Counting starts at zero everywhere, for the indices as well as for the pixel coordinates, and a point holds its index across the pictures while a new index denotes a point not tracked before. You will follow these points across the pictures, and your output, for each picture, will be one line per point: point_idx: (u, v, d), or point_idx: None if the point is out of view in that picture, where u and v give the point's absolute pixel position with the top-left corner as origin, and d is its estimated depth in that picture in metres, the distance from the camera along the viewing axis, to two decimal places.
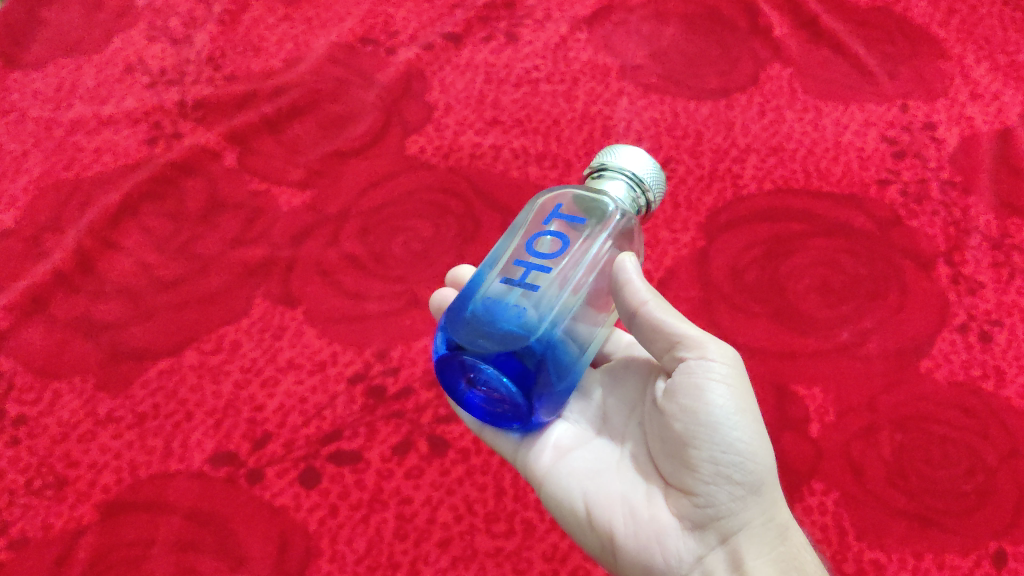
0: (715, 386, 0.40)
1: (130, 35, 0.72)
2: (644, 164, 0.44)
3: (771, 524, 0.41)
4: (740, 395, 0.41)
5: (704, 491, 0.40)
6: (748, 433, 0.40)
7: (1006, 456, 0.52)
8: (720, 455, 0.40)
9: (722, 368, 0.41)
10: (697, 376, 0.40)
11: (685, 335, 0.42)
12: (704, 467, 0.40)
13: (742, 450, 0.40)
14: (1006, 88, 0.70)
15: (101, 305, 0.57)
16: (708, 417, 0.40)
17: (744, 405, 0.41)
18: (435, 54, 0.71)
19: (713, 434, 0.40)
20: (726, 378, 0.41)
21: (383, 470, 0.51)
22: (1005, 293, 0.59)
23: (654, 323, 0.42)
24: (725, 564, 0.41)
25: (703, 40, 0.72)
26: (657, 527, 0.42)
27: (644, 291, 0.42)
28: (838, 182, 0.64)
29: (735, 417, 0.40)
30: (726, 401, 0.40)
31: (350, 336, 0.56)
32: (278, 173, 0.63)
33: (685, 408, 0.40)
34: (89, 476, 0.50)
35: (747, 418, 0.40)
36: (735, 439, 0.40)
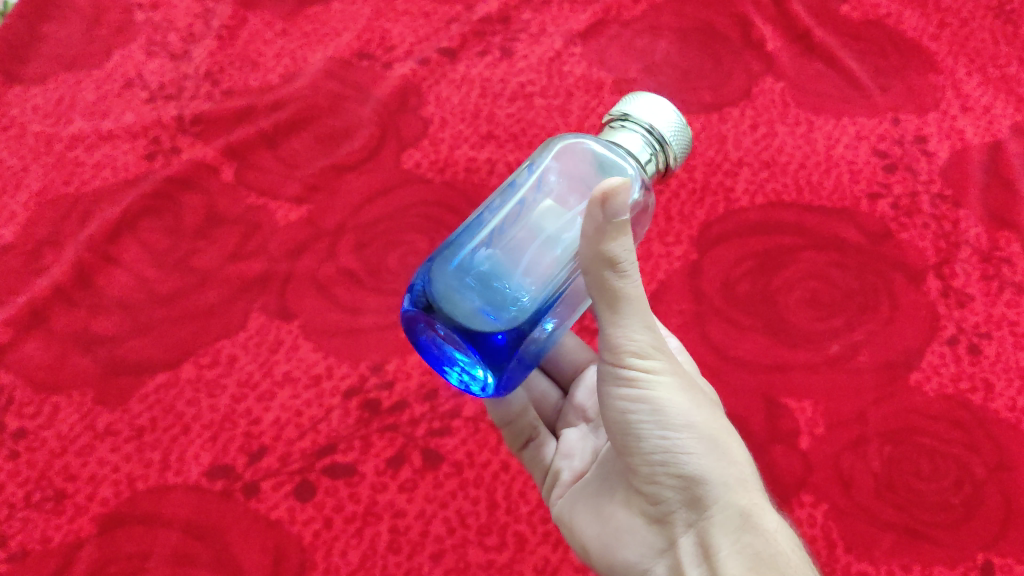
0: (631, 394, 0.39)
1: (129, 51, 0.73)
2: (671, 121, 0.41)
3: (732, 510, 0.38)
4: (661, 390, 0.39)
5: (653, 492, 0.40)
6: (674, 427, 0.39)
7: (994, 468, 0.53)
8: (650, 458, 0.39)
9: (638, 365, 0.38)
10: (619, 383, 0.39)
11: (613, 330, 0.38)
12: (644, 470, 0.40)
13: (671, 448, 0.39)
14: (997, 101, 0.70)
15: (99, 319, 0.58)
16: (634, 421, 0.39)
17: (670, 398, 0.39)
18: (431, 69, 0.72)
19: (638, 440, 0.39)
20: (645, 378, 0.39)
21: (377, 483, 0.51)
22: (993, 306, 0.59)
23: (605, 293, 0.36)
24: (689, 559, 0.39)
25: (696, 55, 0.73)
26: (619, 524, 0.43)
27: (605, 254, 0.35)
28: (829, 196, 0.65)
29: (655, 416, 0.39)
30: (641, 404, 0.39)
31: (345, 350, 0.56)
32: (275, 188, 0.64)
33: (614, 416, 0.40)
34: (87, 489, 0.51)
35: (671, 412, 0.39)
36: (659, 442, 0.39)
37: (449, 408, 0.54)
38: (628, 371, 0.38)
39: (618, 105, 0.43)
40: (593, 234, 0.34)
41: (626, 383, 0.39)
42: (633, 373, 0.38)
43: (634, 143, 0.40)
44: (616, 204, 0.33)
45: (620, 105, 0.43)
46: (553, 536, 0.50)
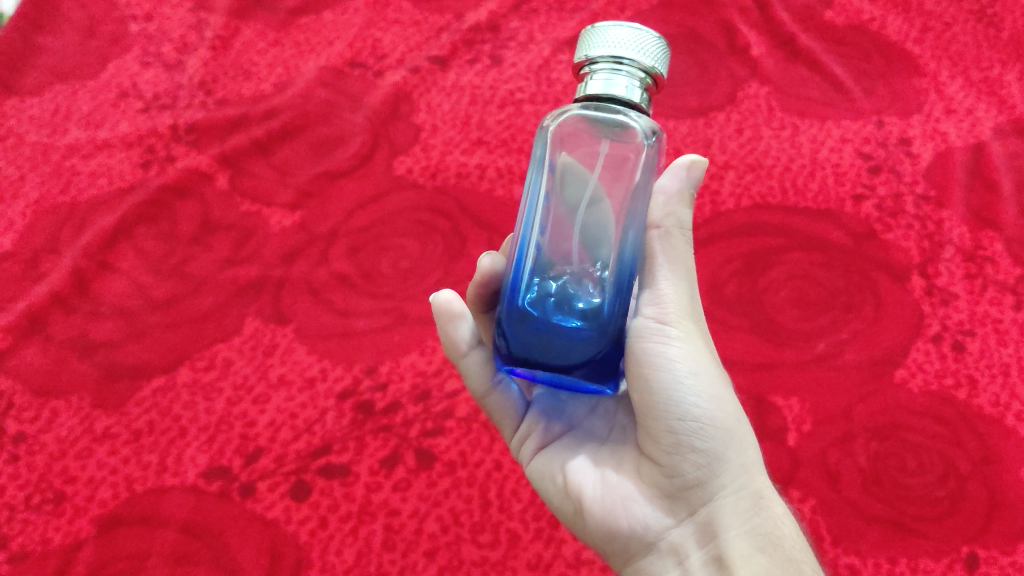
0: (670, 355, 0.39)
1: (124, 61, 0.74)
2: (648, 45, 0.38)
3: (744, 493, 0.41)
4: (695, 355, 0.40)
5: (669, 463, 0.40)
6: (705, 398, 0.40)
7: (979, 462, 0.54)
8: (678, 423, 0.40)
9: (678, 324, 0.40)
10: (650, 344, 0.39)
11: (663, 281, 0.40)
12: (667, 437, 0.40)
13: (702, 415, 0.39)
14: (980, 103, 0.71)
15: (97, 325, 0.58)
16: (667, 380, 0.39)
17: (704, 368, 0.40)
18: (421, 77, 0.73)
19: (667, 402, 0.39)
20: (684, 337, 0.40)
21: (371, 483, 0.52)
22: (977, 304, 0.60)
23: (666, 257, 0.40)
24: (696, 537, 0.41)
25: (682, 61, 0.74)
26: (622, 493, 0.42)
27: (668, 215, 0.40)
28: (815, 198, 0.66)
29: (692, 379, 0.39)
30: (679, 363, 0.39)
31: (339, 352, 0.57)
32: (269, 195, 0.65)
33: (636, 377, 0.40)
34: (86, 491, 0.52)
35: (702, 380, 0.40)
36: (693, 407, 0.39)
37: (442, 408, 0.55)
38: (670, 327, 0.40)
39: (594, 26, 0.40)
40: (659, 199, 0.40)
41: (664, 342, 0.39)
42: (673, 330, 0.40)
43: (620, 75, 0.38)
44: (692, 173, 0.40)
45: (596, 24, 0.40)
46: (545, 533, 0.50)
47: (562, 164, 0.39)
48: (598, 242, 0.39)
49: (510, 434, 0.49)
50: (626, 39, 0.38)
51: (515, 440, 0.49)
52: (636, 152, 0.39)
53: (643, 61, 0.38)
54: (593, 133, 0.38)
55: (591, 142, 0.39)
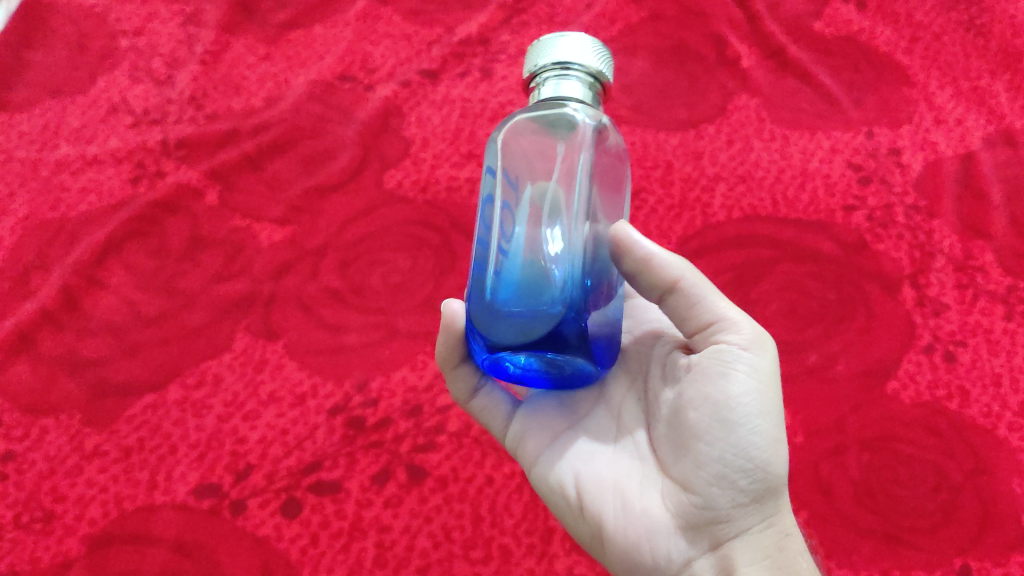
0: (738, 387, 0.39)
1: (114, 76, 0.74)
2: (591, 51, 0.40)
3: (769, 530, 0.41)
4: (767, 395, 0.39)
5: (705, 493, 0.39)
6: (764, 437, 0.39)
7: (971, 473, 0.54)
8: (731, 458, 0.39)
9: (755, 360, 0.39)
10: (721, 364, 0.39)
11: (726, 318, 0.40)
12: (712, 468, 0.39)
13: (757, 456, 0.39)
14: (969, 113, 0.72)
15: (86, 342, 0.58)
16: (726, 409, 0.39)
17: (768, 404, 0.39)
18: (412, 90, 0.73)
19: (728, 434, 0.39)
20: (758, 373, 0.39)
21: (362, 499, 0.52)
22: (968, 314, 0.60)
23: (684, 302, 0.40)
24: (715, 570, 0.40)
25: (672, 73, 0.75)
26: (646, 524, 0.41)
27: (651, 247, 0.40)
28: (805, 210, 0.66)
29: (756, 418, 0.39)
30: (747, 399, 0.39)
31: (330, 368, 0.57)
32: (259, 210, 0.65)
33: (700, 397, 0.39)
34: (76, 509, 0.52)
35: (767, 420, 0.39)
36: (751, 445, 0.39)
37: (433, 423, 0.54)
38: (743, 361, 0.39)
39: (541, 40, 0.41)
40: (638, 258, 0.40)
41: (733, 368, 0.39)
42: (746, 365, 0.39)
43: (570, 77, 0.39)
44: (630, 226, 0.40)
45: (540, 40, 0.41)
46: (537, 548, 0.50)
47: (515, 163, 0.39)
48: (556, 225, 0.38)
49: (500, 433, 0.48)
50: (570, 45, 0.40)
51: (510, 438, 0.48)
52: (588, 150, 0.39)
53: (588, 66, 0.40)
54: (540, 133, 0.39)
55: (543, 144, 0.39)
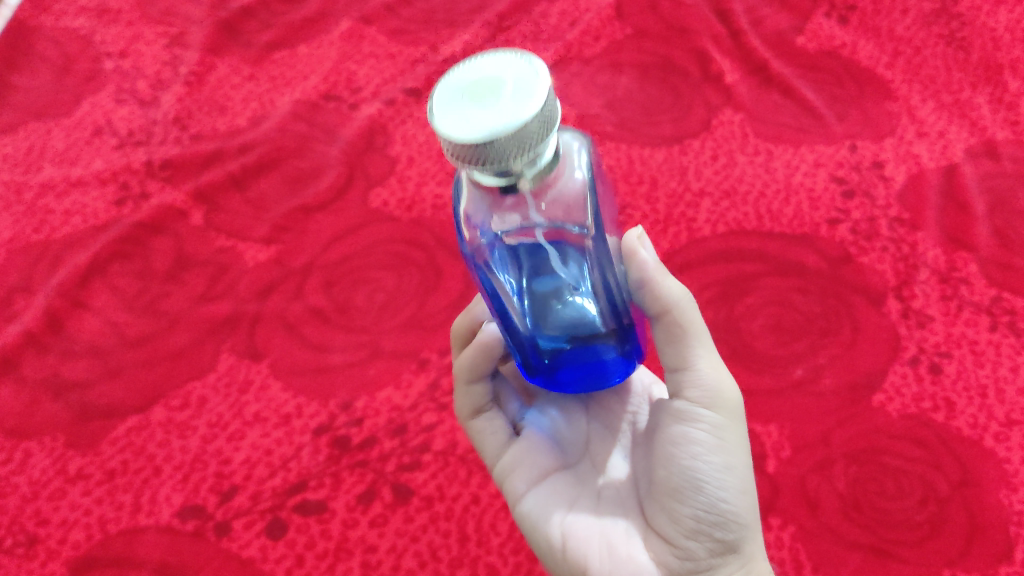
0: (705, 442, 0.40)
1: (98, 98, 0.76)
2: (530, 133, 0.29)
3: None
4: (733, 450, 0.40)
5: (684, 545, 0.40)
6: (732, 492, 0.39)
7: (958, 485, 0.53)
8: (703, 511, 0.39)
9: (720, 416, 0.40)
10: (685, 425, 0.40)
11: (697, 369, 0.40)
12: (688, 522, 0.40)
13: (728, 510, 0.39)
14: (951, 125, 0.71)
15: (70, 365, 0.58)
16: (689, 468, 0.39)
17: (734, 459, 0.40)
18: (396, 109, 0.73)
19: (695, 493, 0.39)
20: (720, 432, 0.40)
21: (348, 519, 0.51)
22: (953, 326, 0.60)
23: (684, 332, 0.40)
24: None
25: (656, 89, 0.75)
26: (633, 568, 0.41)
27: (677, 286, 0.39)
28: (790, 223, 0.66)
29: (721, 476, 0.39)
30: (710, 457, 0.39)
31: (315, 388, 0.57)
32: (244, 230, 0.65)
33: (669, 457, 0.41)
34: (59, 533, 0.51)
35: (734, 476, 0.40)
36: (720, 499, 0.39)
37: (419, 442, 0.54)
38: (703, 417, 0.40)
39: (499, 135, 0.28)
40: (654, 277, 0.38)
41: (692, 426, 0.40)
42: (706, 423, 0.40)
43: (545, 165, 0.31)
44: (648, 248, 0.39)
45: (495, 134, 0.28)
46: (524, 566, 0.49)
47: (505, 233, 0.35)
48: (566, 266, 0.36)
49: (492, 461, 0.48)
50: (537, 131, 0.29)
51: (497, 468, 0.47)
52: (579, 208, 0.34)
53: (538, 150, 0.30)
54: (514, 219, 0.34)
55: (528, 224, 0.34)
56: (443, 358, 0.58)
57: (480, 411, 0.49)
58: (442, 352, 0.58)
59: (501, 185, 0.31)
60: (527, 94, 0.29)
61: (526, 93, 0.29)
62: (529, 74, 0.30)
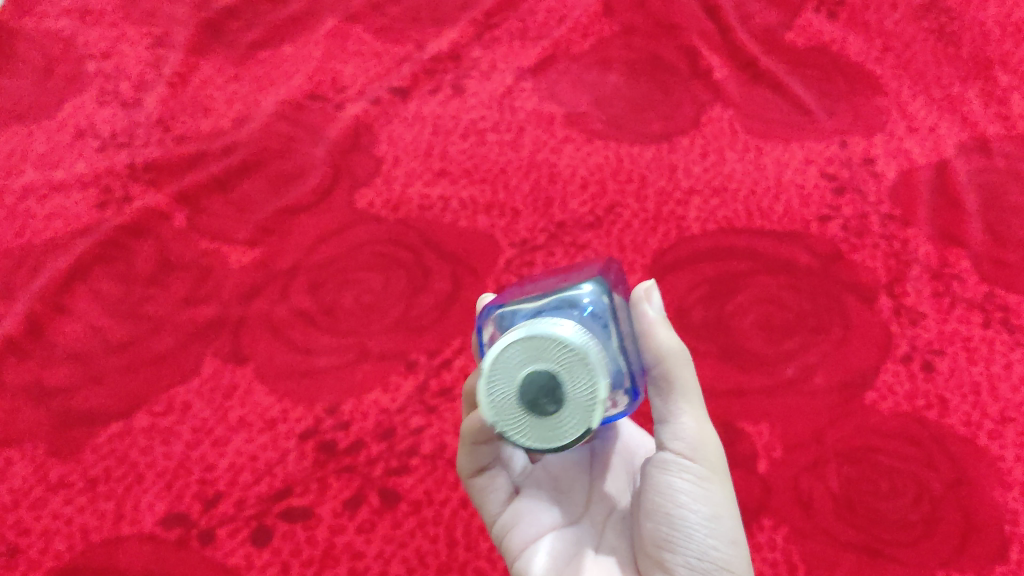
0: (695, 490, 0.40)
1: (80, 100, 0.75)
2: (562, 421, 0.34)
3: None
4: (720, 500, 0.40)
5: None
6: (722, 539, 0.40)
7: (952, 483, 0.52)
8: (694, 560, 0.39)
9: (706, 465, 0.40)
10: (671, 476, 0.40)
11: (681, 418, 0.40)
12: (680, 570, 0.40)
13: (720, 557, 0.40)
14: (942, 121, 0.71)
15: (52, 371, 0.57)
16: (678, 519, 0.40)
17: (723, 506, 0.40)
18: (382, 108, 0.73)
19: (686, 540, 0.39)
20: (706, 480, 0.40)
21: (334, 525, 0.51)
22: (946, 323, 0.59)
23: (671, 387, 0.40)
24: None
25: (645, 86, 0.75)
26: None
27: (672, 340, 0.40)
28: (780, 220, 0.66)
29: (710, 523, 0.40)
30: (700, 505, 0.40)
31: (300, 392, 0.56)
32: (228, 232, 0.65)
33: (655, 507, 0.41)
34: (41, 543, 0.51)
35: (723, 524, 0.40)
36: (711, 547, 0.39)
37: (406, 446, 0.53)
38: (690, 466, 0.40)
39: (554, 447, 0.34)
40: (645, 331, 0.40)
41: (678, 474, 0.40)
42: (694, 471, 0.40)
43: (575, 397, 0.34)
44: (654, 304, 0.41)
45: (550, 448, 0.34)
46: None
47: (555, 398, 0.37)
48: None
49: (491, 517, 0.47)
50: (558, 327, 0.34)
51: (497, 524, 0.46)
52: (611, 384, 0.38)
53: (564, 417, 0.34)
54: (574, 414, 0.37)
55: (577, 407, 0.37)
56: (431, 360, 0.57)
57: (482, 468, 0.46)
58: (430, 354, 0.57)
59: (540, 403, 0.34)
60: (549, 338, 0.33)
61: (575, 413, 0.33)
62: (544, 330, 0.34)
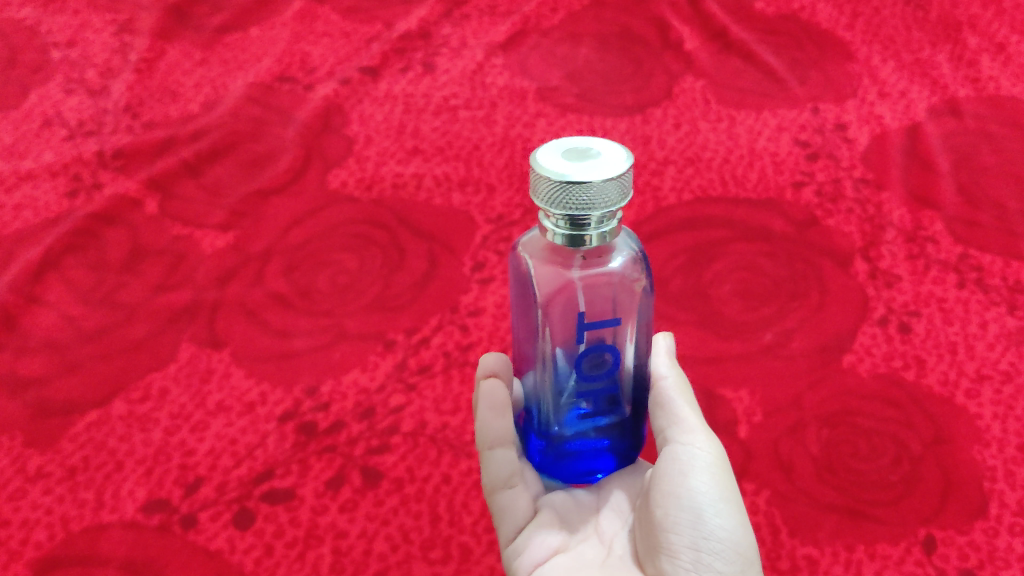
0: (700, 473, 0.41)
1: (46, 89, 0.74)
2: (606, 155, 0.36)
3: None
4: (728, 485, 0.41)
5: None
6: (728, 519, 0.40)
7: (931, 443, 0.51)
8: (701, 541, 0.39)
9: (709, 455, 0.41)
10: (683, 463, 0.41)
11: (684, 416, 0.43)
12: (685, 554, 0.39)
13: (726, 537, 0.39)
14: (913, 85, 0.72)
15: (25, 362, 0.56)
16: (687, 500, 0.40)
17: (727, 488, 0.41)
18: (353, 88, 0.73)
19: (694, 519, 0.40)
20: (715, 463, 0.41)
21: (317, 505, 0.49)
22: (921, 285, 0.59)
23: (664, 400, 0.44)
24: None
25: (616, 59, 0.75)
26: None
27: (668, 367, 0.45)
28: (754, 188, 0.66)
29: (717, 502, 0.40)
30: (707, 486, 0.40)
31: (279, 374, 0.56)
32: (200, 217, 0.65)
33: (662, 495, 0.41)
34: (21, 534, 0.48)
35: (731, 507, 0.40)
36: (718, 527, 0.39)
37: (387, 424, 0.53)
38: (688, 448, 0.42)
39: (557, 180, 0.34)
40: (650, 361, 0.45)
41: (685, 459, 0.41)
42: (695, 452, 0.42)
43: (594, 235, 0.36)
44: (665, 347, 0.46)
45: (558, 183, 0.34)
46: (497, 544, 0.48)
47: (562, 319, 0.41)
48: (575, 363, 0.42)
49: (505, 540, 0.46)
50: (592, 207, 0.35)
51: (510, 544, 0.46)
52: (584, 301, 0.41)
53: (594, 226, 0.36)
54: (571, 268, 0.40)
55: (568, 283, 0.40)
56: (410, 338, 0.57)
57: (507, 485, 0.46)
58: (408, 333, 0.58)
59: (569, 234, 0.36)
60: (616, 167, 0.35)
61: (604, 162, 0.35)
62: (620, 158, 0.36)
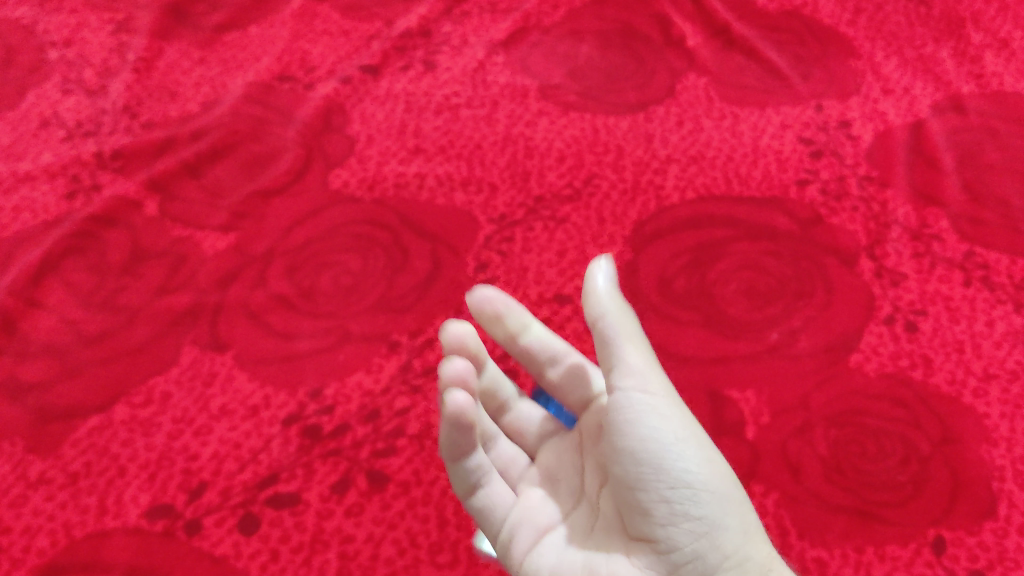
0: (651, 419, 0.39)
1: (44, 89, 0.73)
2: None
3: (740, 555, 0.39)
4: (680, 421, 0.40)
5: (665, 538, 0.39)
6: (690, 458, 0.39)
7: (939, 443, 0.51)
8: (669, 493, 0.39)
9: (656, 396, 0.39)
10: (630, 411, 0.39)
11: (628, 359, 0.38)
12: (658, 509, 0.39)
13: (693, 479, 0.39)
14: (916, 82, 0.72)
15: (26, 367, 0.56)
16: (648, 455, 0.39)
17: (681, 423, 0.39)
18: (353, 88, 0.73)
19: (658, 474, 0.39)
20: (663, 404, 0.39)
21: (322, 510, 0.50)
22: (927, 283, 0.59)
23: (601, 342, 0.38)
24: None
25: (619, 55, 0.75)
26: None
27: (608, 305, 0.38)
28: (759, 186, 0.65)
29: (676, 445, 0.39)
30: (658, 425, 0.39)
31: (282, 377, 0.55)
32: (200, 218, 0.64)
33: (621, 451, 0.39)
34: (23, 541, 0.48)
35: (689, 446, 0.39)
36: (682, 471, 0.39)
37: (392, 427, 0.53)
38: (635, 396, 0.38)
39: None
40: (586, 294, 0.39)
41: (633, 410, 0.39)
42: (641, 397, 0.39)
43: None
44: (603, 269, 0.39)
45: None
46: None
47: None
48: None
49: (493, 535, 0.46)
50: None
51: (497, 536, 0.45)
52: None
53: None
54: None
55: None
56: (414, 340, 0.57)
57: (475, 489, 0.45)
58: (412, 335, 0.57)
59: None
60: None
61: None
62: None
